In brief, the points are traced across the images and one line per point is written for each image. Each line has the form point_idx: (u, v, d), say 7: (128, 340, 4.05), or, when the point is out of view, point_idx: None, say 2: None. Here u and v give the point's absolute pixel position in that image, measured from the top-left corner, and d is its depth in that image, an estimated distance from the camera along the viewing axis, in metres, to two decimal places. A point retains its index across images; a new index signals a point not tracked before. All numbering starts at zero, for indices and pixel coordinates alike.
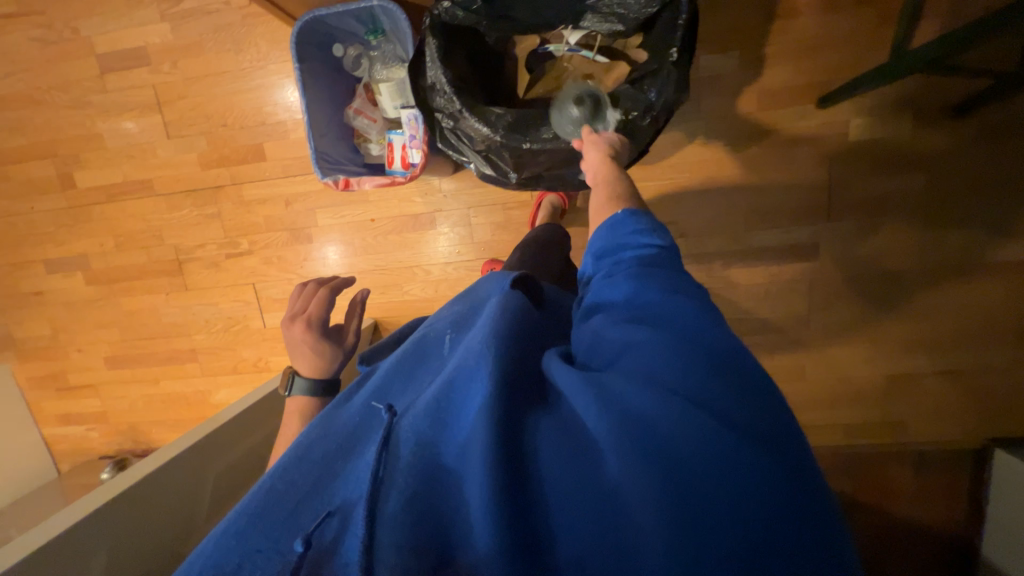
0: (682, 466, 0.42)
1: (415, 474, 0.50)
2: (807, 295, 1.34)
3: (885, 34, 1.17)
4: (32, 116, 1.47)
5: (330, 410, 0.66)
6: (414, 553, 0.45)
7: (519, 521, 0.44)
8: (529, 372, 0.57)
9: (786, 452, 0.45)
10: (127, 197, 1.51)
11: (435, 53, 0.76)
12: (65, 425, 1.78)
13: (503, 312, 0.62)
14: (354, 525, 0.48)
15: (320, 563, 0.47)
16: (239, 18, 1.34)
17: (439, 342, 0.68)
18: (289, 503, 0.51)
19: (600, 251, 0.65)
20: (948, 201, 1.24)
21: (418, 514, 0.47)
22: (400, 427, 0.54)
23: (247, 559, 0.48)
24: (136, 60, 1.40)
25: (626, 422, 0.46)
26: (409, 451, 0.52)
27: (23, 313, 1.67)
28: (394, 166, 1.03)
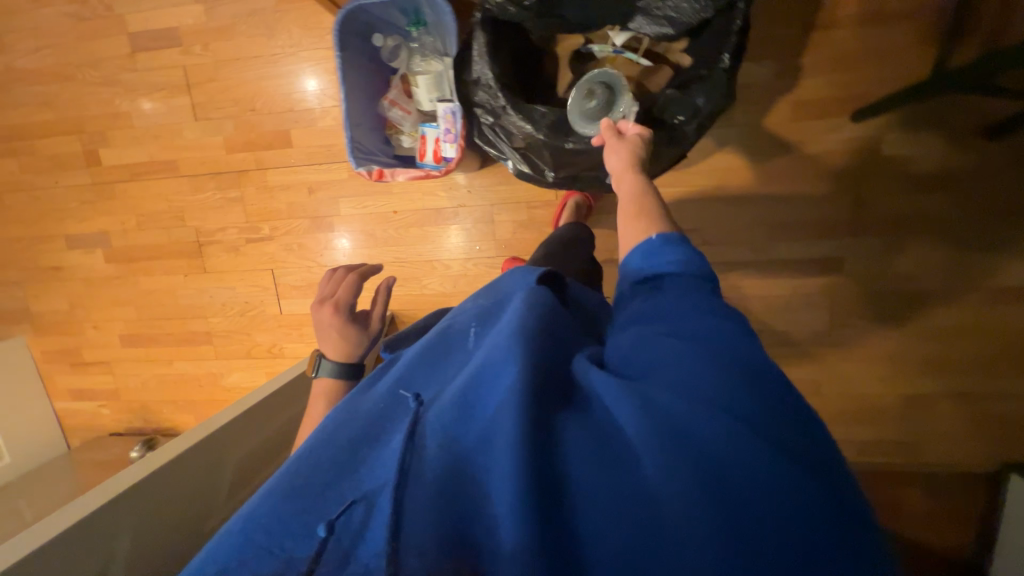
0: (722, 474, 0.42)
1: (438, 471, 0.49)
2: (829, 309, 1.33)
3: (926, 49, 1.15)
4: (61, 92, 1.48)
5: (354, 398, 0.66)
6: (442, 546, 0.44)
7: (552, 521, 0.42)
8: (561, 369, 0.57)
9: (817, 471, 0.44)
10: (151, 177, 1.52)
11: (483, 48, 0.77)
12: (77, 400, 1.79)
13: (530, 309, 0.61)
14: (380, 514, 0.48)
15: (344, 551, 0.47)
16: (273, 4, 1.33)
17: (463, 334, 0.67)
18: (313, 488, 0.51)
19: (632, 263, 0.64)
20: (976, 221, 1.23)
21: (441, 511, 0.47)
22: (426, 420, 0.54)
23: (272, 539, 0.48)
24: (167, 41, 1.40)
25: (664, 426, 0.45)
26: (434, 446, 0.51)
27: (41, 287, 1.68)
28: (426, 159, 1.02)
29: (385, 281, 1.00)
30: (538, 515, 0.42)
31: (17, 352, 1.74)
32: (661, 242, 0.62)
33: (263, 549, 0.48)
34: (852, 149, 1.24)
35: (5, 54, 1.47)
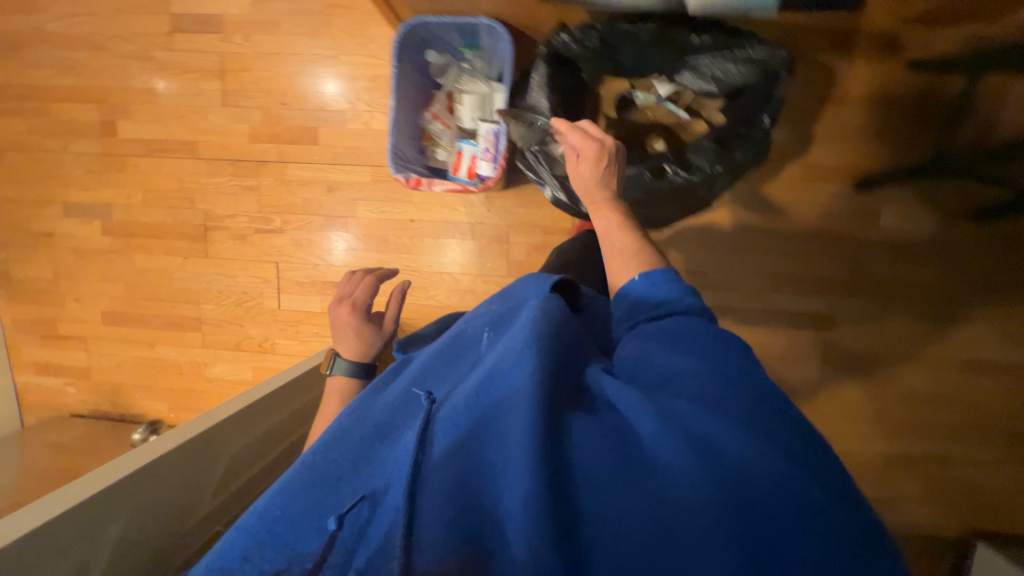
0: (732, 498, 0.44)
1: (448, 469, 0.51)
2: (820, 363, 1.39)
3: (925, 134, 1.25)
4: (88, 61, 1.47)
5: (367, 395, 0.67)
6: (451, 548, 0.47)
7: (557, 527, 0.45)
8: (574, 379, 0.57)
9: (825, 491, 0.46)
10: (167, 155, 1.50)
11: (541, 80, 0.82)
12: (43, 375, 1.69)
13: (542, 318, 0.60)
14: (387, 509, 0.52)
15: (356, 541, 0.52)
16: (320, 7, 1.37)
17: (476, 337, 0.67)
18: (323, 486, 0.54)
19: (635, 297, 0.67)
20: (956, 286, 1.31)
21: (450, 507, 0.49)
22: (436, 421, 0.55)
23: (292, 527, 0.53)
24: (208, 27, 1.41)
25: (676, 450, 0.48)
26: (444, 446, 0.53)
27: (27, 253, 1.61)
28: (459, 173, 1.04)
29: (399, 285, 1.00)
30: (545, 521, 0.44)
31: None
32: (650, 282, 0.67)
33: (284, 534, 0.53)
34: (847, 215, 1.32)
35: (37, 16, 1.46)
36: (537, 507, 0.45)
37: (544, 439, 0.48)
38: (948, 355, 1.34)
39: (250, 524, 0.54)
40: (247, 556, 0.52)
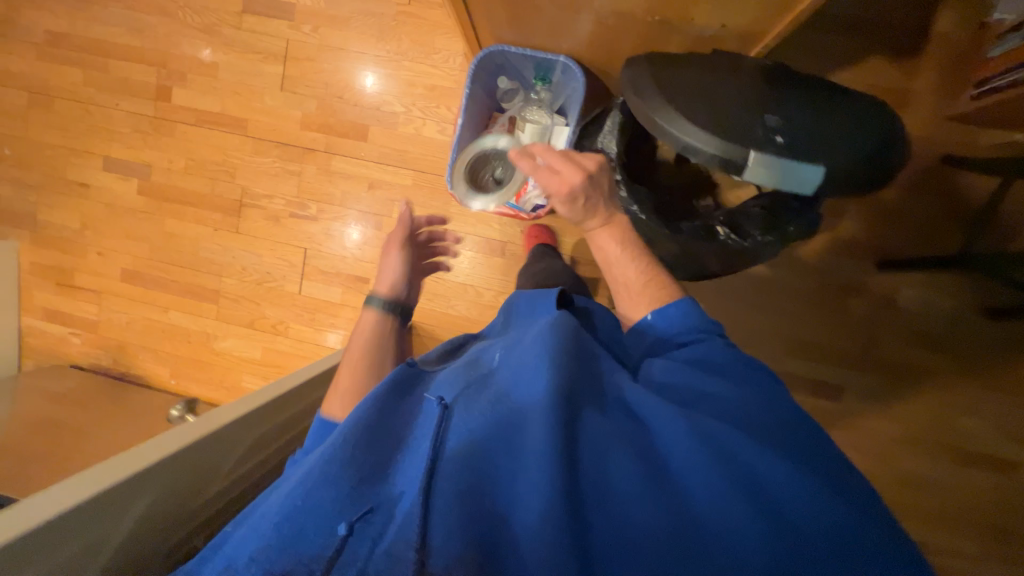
0: (753, 521, 0.48)
1: (472, 464, 0.52)
2: (822, 431, 1.41)
3: (952, 227, 1.30)
4: (156, 26, 1.50)
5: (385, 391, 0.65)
6: (470, 554, 0.46)
7: (579, 536, 0.46)
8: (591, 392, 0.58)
9: (834, 502, 0.50)
10: (216, 128, 1.52)
11: (613, 126, 0.84)
12: (49, 322, 1.68)
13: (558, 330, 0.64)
14: (399, 515, 0.52)
15: (364, 547, 0.50)
16: (392, 13, 1.41)
17: (490, 351, 0.70)
18: (338, 480, 0.55)
19: (656, 334, 0.70)
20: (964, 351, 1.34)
21: (473, 503, 0.50)
22: (456, 423, 0.57)
23: (301, 534, 0.52)
24: (279, 13, 1.45)
25: (691, 471, 0.51)
26: (465, 446, 0.54)
27: (59, 200, 1.62)
28: (521, 200, 1.06)
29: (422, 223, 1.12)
30: (568, 526, 0.46)
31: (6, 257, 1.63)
32: (668, 318, 0.70)
33: (293, 541, 0.51)
34: (857, 275, 1.36)
35: None
36: (558, 510, 0.46)
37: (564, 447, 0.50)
38: (942, 422, 1.37)
39: (260, 531, 0.53)
40: (258, 559, 0.50)
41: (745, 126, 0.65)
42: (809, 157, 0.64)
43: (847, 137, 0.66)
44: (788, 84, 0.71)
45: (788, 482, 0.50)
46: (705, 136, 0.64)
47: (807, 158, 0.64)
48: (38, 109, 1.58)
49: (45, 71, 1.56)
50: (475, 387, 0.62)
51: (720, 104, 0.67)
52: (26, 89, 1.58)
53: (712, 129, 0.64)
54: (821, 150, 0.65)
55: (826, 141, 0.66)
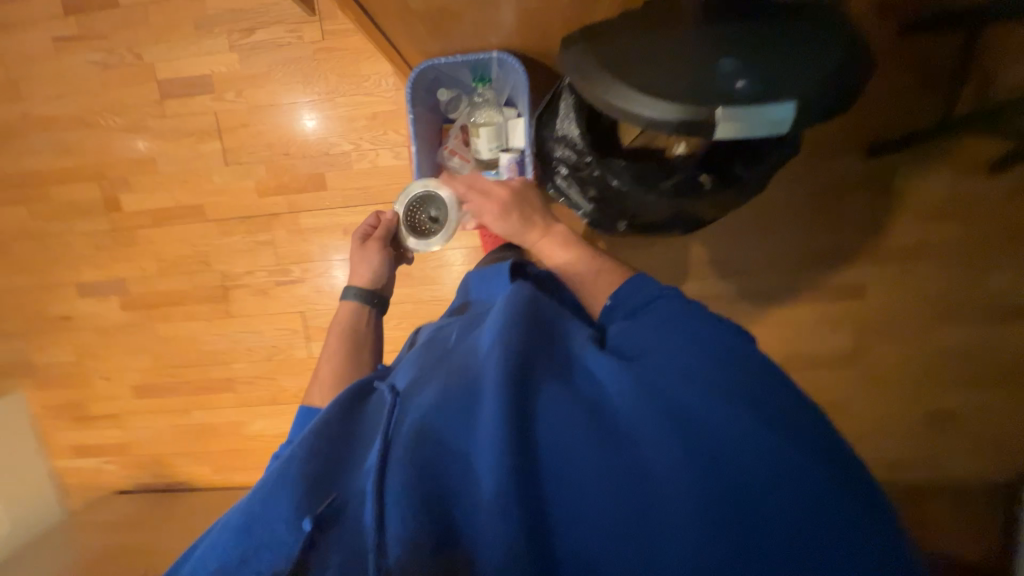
0: (718, 453, 0.46)
1: (429, 446, 0.50)
2: (852, 331, 1.41)
3: (927, 96, 1.27)
4: (82, 139, 1.45)
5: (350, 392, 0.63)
6: (425, 541, 0.44)
7: (528, 488, 0.45)
8: (551, 352, 0.58)
9: (795, 439, 0.47)
10: (176, 222, 1.48)
11: (569, 108, 0.81)
12: (80, 458, 1.67)
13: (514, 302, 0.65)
14: (353, 511, 0.48)
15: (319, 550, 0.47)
16: (311, 53, 1.36)
17: (450, 337, 0.71)
18: (296, 472, 0.51)
19: (619, 302, 0.68)
20: (947, 211, 1.33)
21: (427, 485, 0.47)
22: (413, 405, 0.55)
23: (255, 545, 0.48)
24: (199, 89, 1.39)
25: (654, 407, 0.50)
26: (422, 425, 0.52)
27: (49, 339, 1.59)
28: None
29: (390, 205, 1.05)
30: (524, 493, 0.44)
31: (17, 409, 1.62)
32: (636, 289, 0.66)
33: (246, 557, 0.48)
34: (840, 170, 1.33)
35: (22, 102, 1.44)
36: (513, 474, 0.45)
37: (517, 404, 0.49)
38: (962, 289, 1.36)
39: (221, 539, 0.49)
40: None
41: (701, 83, 0.62)
42: (778, 94, 0.61)
43: (811, 59, 0.63)
44: (736, 20, 0.67)
45: (745, 402, 0.50)
46: (658, 105, 0.61)
47: (777, 95, 0.60)
48: None
49: None
50: (434, 372, 0.61)
51: (672, 64, 0.64)
52: None
53: (669, 96, 0.61)
54: (789, 83, 0.61)
55: (790, 69, 0.62)
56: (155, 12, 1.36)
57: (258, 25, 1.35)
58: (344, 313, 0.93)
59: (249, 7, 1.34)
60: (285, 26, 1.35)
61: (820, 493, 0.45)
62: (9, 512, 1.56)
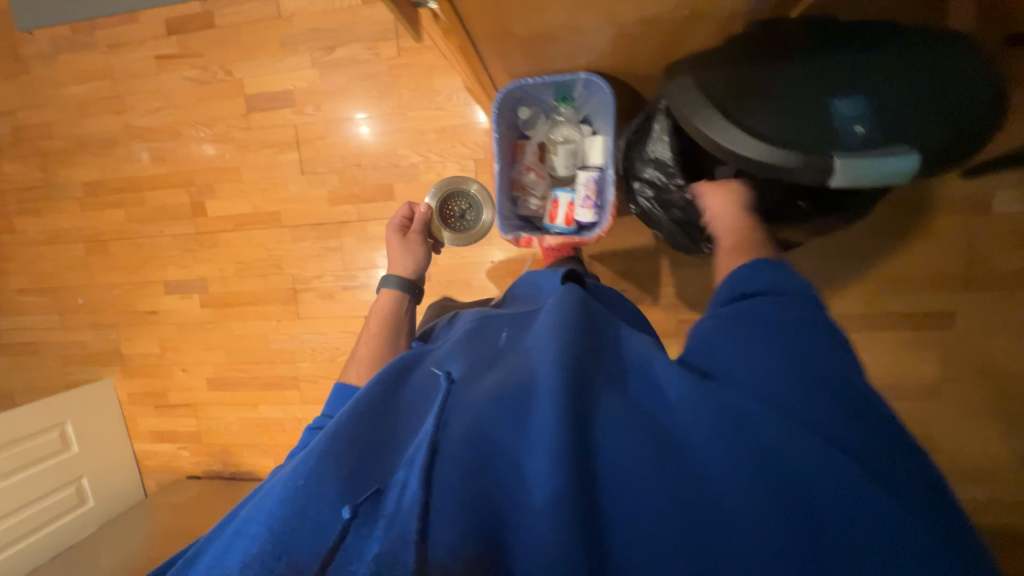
0: (792, 476, 0.44)
1: (476, 444, 0.52)
2: (938, 361, 1.32)
3: None
4: (175, 149, 1.57)
5: (393, 368, 0.66)
6: (470, 534, 0.45)
7: (585, 494, 0.44)
8: (604, 357, 0.59)
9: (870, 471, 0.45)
10: (254, 227, 1.58)
11: (662, 133, 0.80)
12: (158, 442, 1.80)
13: (568, 308, 0.65)
14: (401, 497, 0.50)
15: (366, 530, 0.49)
16: (386, 69, 1.41)
17: (496, 336, 0.72)
18: (343, 454, 0.54)
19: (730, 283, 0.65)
20: (976, 252, 1.26)
21: (471, 483, 0.49)
22: (461, 403, 0.57)
23: (299, 516, 0.49)
24: (282, 103, 1.48)
25: (719, 419, 0.49)
26: (470, 423, 0.53)
27: (137, 331, 1.72)
28: (557, 223, 1.03)
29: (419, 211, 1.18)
30: (578, 498, 0.43)
31: (108, 394, 1.76)
32: (755, 270, 0.64)
33: (292, 530, 0.48)
34: (932, 188, 1.25)
35: (126, 114, 1.57)
36: (569, 482, 0.44)
37: (573, 411, 0.49)
38: None
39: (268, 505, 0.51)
40: (257, 546, 0.48)
41: (808, 125, 0.62)
42: (901, 145, 0.60)
43: (934, 103, 0.61)
44: (857, 50, 0.64)
45: (817, 431, 0.47)
46: (750, 143, 0.62)
47: (898, 147, 0.59)
48: (96, 255, 1.70)
49: (93, 219, 1.66)
50: (481, 372, 0.62)
51: (780, 105, 0.64)
52: (82, 240, 1.69)
53: (769, 139, 0.62)
54: (914, 133, 0.60)
55: (909, 114, 0.61)
56: (247, 32, 1.46)
57: (339, 43, 1.42)
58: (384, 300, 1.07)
59: (331, 26, 1.41)
60: (364, 43, 1.41)
61: (901, 530, 0.42)
62: (96, 489, 1.69)
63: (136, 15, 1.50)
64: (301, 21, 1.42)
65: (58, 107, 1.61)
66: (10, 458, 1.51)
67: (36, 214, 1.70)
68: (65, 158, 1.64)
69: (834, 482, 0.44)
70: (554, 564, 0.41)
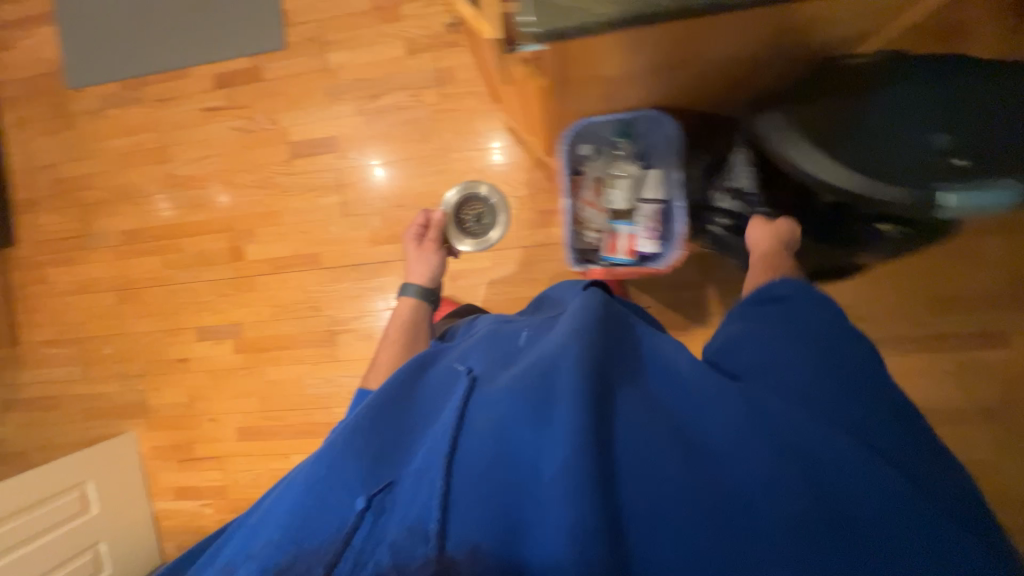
0: (780, 462, 0.51)
1: (489, 429, 0.57)
2: (1000, 383, 1.29)
3: None
4: (216, 195, 1.59)
5: (412, 368, 0.76)
6: (488, 518, 0.51)
7: (602, 470, 0.49)
8: (619, 352, 0.65)
9: (836, 459, 0.52)
10: (293, 270, 1.57)
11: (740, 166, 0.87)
12: (180, 500, 1.70)
13: (584, 309, 0.71)
14: (416, 484, 0.58)
15: (381, 513, 0.58)
16: (429, 114, 1.47)
17: (517, 337, 0.80)
18: (374, 443, 0.64)
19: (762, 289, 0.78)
20: (920, 316, 1.31)
21: (486, 462, 0.55)
22: (478, 395, 0.63)
23: (330, 493, 0.59)
24: (326, 149, 1.52)
25: (711, 412, 0.57)
26: (486, 412, 0.59)
27: (165, 380, 1.67)
28: (617, 255, 1.04)
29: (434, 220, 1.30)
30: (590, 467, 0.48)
31: (128, 446, 1.67)
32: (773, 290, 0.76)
33: (322, 504, 0.59)
34: None
35: (168, 163, 1.59)
36: (581, 460, 0.48)
37: (589, 401, 0.53)
38: None
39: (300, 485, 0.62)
40: (290, 521, 0.59)
41: (906, 162, 0.66)
42: (1007, 178, 0.61)
43: None
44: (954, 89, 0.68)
45: (793, 428, 0.56)
46: (840, 172, 0.66)
47: (1004, 180, 0.61)
48: (128, 303, 1.67)
49: (128, 267, 1.65)
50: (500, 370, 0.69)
51: (875, 142, 0.68)
52: (115, 289, 1.68)
53: (864, 171, 0.66)
54: (1011, 168, 0.62)
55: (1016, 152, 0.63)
56: (293, 83, 1.51)
57: (383, 91, 1.48)
58: (407, 310, 1.19)
59: (376, 76, 1.48)
60: (407, 91, 1.47)
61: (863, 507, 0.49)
62: (116, 551, 1.58)
63: (185, 71, 1.56)
64: (347, 72, 1.49)
65: (101, 159, 1.64)
66: (29, 521, 1.41)
67: (70, 265, 1.69)
68: (104, 208, 1.65)
69: (808, 459, 0.52)
70: (563, 555, 0.46)
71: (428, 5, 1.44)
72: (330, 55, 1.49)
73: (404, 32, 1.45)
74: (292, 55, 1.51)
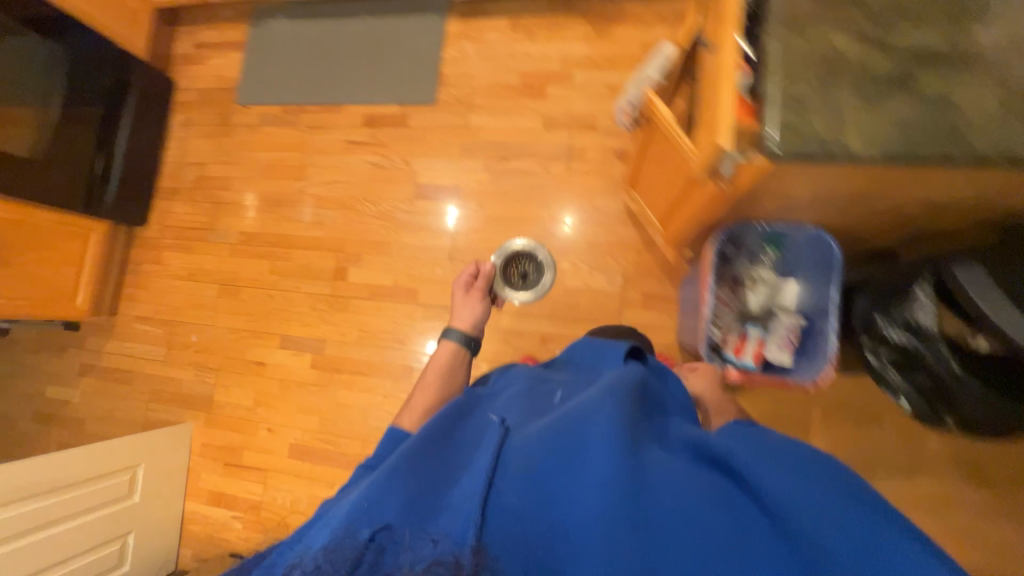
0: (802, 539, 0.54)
1: (536, 470, 0.64)
2: None
3: None
4: (337, 217, 1.69)
5: (451, 412, 0.76)
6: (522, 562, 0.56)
7: (628, 537, 0.55)
8: (639, 422, 0.71)
9: (858, 542, 0.53)
10: (389, 300, 1.61)
11: (923, 298, 0.80)
12: (213, 506, 1.65)
13: (614, 382, 0.78)
14: (452, 523, 0.59)
15: (391, 552, 0.55)
16: (553, 182, 1.55)
17: (549, 398, 0.85)
18: (419, 472, 0.65)
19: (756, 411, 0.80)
20: (987, 507, 1.18)
21: (530, 502, 0.61)
22: (521, 441, 0.69)
23: (357, 523, 0.58)
24: (448, 195, 1.62)
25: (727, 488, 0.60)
26: (529, 455, 0.66)
27: (236, 380, 1.69)
28: (742, 357, 1.01)
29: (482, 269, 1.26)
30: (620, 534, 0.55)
31: (179, 436, 1.65)
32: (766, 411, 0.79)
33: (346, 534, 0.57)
34: None
35: (302, 181, 1.73)
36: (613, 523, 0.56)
37: (623, 459, 0.62)
38: None
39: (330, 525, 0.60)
40: (317, 556, 0.54)
41: None
42: None
43: None
44: None
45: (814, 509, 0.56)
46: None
47: None
48: (226, 298, 1.75)
49: (237, 265, 1.75)
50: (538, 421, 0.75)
51: None
52: (218, 282, 1.77)
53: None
54: None
55: None
56: (433, 133, 1.65)
57: (514, 155, 1.59)
58: (444, 355, 1.08)
59: (510, 140, 1.60)
60: (536, 159, 1.57)
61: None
62: (142, 544, 1.53)
63: (340, 106, 1.75)
64: (484, 132, 1.62)
65: (244, 166, 1.80)
66: (78, 496, 1.38)
67: (186, 252, 1.82)
68: (233, 209, 1.79)
69: (834, 542, 0.53)
70: None
71: (572, 90, 1.57)
72: (472, 115, 1.63)
73: (545, 109, 1.58)
74: (438, 109, 1.66)
